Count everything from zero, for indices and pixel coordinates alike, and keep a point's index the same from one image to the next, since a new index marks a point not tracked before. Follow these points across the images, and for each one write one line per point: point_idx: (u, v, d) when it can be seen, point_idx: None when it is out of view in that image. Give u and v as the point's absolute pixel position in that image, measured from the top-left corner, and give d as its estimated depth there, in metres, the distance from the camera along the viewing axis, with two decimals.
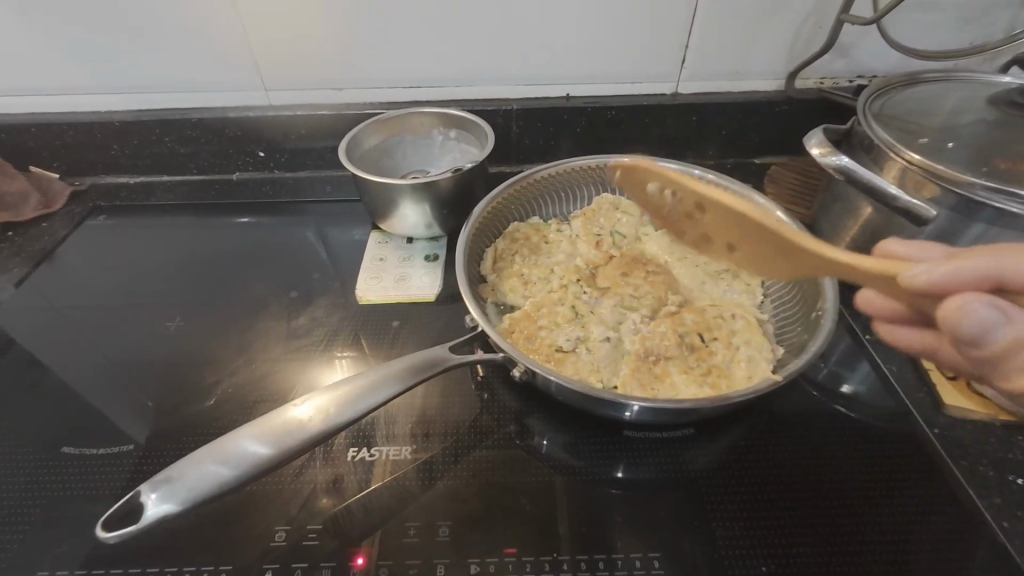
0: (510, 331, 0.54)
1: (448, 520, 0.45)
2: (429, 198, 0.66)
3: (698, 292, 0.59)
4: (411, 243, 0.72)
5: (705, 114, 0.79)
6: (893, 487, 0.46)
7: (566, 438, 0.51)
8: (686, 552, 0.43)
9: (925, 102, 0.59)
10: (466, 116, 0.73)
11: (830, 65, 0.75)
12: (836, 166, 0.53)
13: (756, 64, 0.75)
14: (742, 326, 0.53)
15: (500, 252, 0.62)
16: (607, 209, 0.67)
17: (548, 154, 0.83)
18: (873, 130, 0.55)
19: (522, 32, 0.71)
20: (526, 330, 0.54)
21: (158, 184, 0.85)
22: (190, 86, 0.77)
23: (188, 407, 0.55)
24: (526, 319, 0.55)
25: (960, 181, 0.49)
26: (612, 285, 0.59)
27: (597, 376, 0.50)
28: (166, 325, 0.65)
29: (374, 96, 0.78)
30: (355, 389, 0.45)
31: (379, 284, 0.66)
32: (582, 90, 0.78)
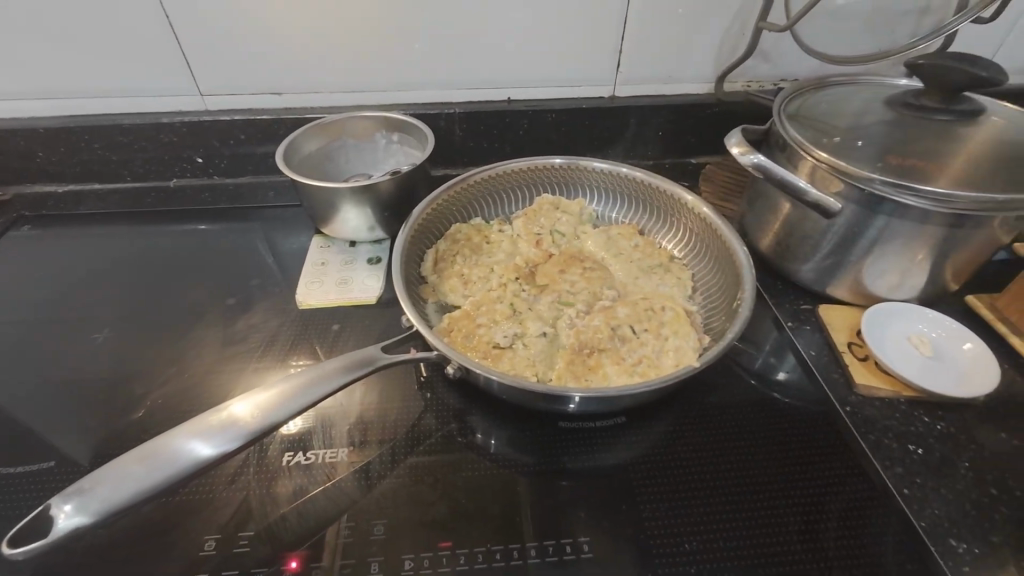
0: (448, 330, 0.55)
1: (384, 519, 0.45)
2: (369, 202, 0.66)
3: (632, 286, 0.61)
4: (354, 247, 0.72)
5: (641, 116, 0.82)
6: (809, 463, 0.49)
7: (505, 433, 0.52)
8: (615, 536, 0.45)
9: (835, 103, 0.63)
10: (407, 119, 0.73)
11: (755, 69, 0.79)
12: (753, 164, 0.57)
13: (686, 68, 0.78)
14: (671, 318, 0.56)
15: (441, 253, 0.63)
16: (548, 208, 0.69)
17: (492, 156, 0.84)
18: (787, 130, 0.59)
19: (460, 37, 0.73)
20: (464, 328, 0.55)
21: (88, 193, 0.81)
22: (120, 90, 0.74)
23: (117, 420, 0.53)
24: (465, 318, 0.56)
25: (860, 176, 0.52)
26: (549, 282, 0.61)
27: (532, 370, 0.52)
28: (96, 336, 0.63)
29: (314, 101, 0.78)
30: (285, 391, 0.45)
31: (320, 289, 0.65)
32: (522, 93, 0.79)
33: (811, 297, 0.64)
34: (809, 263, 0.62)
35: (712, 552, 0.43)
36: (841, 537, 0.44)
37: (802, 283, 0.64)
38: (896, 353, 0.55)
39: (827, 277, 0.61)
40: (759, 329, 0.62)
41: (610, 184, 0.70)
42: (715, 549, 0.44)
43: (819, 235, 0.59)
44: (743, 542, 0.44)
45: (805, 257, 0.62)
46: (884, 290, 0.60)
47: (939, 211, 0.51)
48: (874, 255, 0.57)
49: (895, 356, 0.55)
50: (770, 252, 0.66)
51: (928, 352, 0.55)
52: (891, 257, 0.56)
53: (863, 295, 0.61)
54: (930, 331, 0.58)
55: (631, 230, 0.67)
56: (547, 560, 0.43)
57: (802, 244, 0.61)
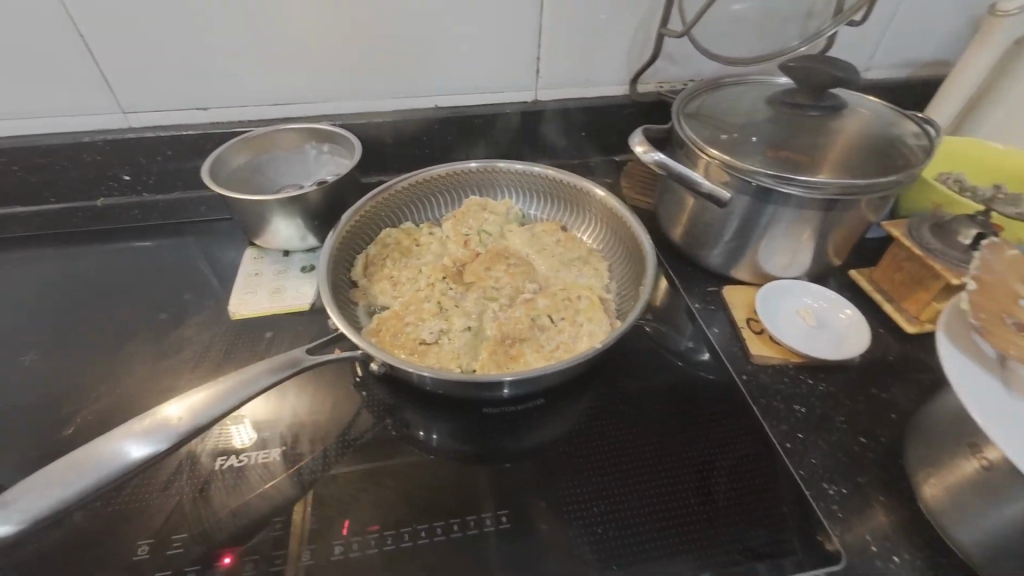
0: (377, 330, 0.58)
1: (315, 512, 0.47)
2: (299, 212, 0.68)
3: (553, 278, 0.65)
4: (288, 256, 0.73)
5: (563, 118, 0.86)
6: (710, 428, 0.54)
7: (435, 423, 0.55)
8: (533, 506, 0.48)
9: (727, 102, 0.69)
10: (335, 130, 0.75)
11: (664, 72, 0.85)
12: (654, 161, 0.62)
13: (601, 72, 0.84)
14: (586, 305, 0.60)
15: (372, 258, 0.65)
16: (475, 209, 0.72)
17: (424, 162, 0.87)
18: (684, 130, 0.65)
19: (382, 48, 0.75)
20: (393, 327, 0.58)
21: (9, 216, 0.80)
22: (37, 111, 0.74)
23: (46, 440, 0.54)
24: (394, 317, 0.59)
25: (746, 170, 0.58)
26: (476, 280, 0.65)
27: (456, 362, 0.55)
28: (21, 360, 0.62)
29: (242, 114, 0.79)
30: (210, 395, 0.46)
31: (254, 299, 0.67)
32: (448, 101, 0.83)
33: (718, 280, 0.70)
34: (713, 248, 0.67)
35: (621, 512, 0.48)
36: (732, 491, 0.49)
37: (709, 268, 0.70)
38: (786, 325, 0.61)
39: (729, 261, 0.67)
40: (671, 312, 0.67)
41: (532, 184, 0.74)
42: (623, 510, 0.48)
43: (719, 224, 0.65)
44: (648, 502, 0.48)
45: (709, 243, 0.67)
46: (777, 270, 0.66)
47: (812, 198, 0.57)
48: (766, 239, 0.63)
49: (785, 328, 0.61)
50: (681, 241, 0.71)
51: (813, 323, 0.61)
52: (780, 240, 0.62)
53: (761, 275, 0.67)
54: (815, 302, 0.64)
55: (553, 226, 0.72)
56: (469, 534, 0.46)
57: (706, 232, 0.67)
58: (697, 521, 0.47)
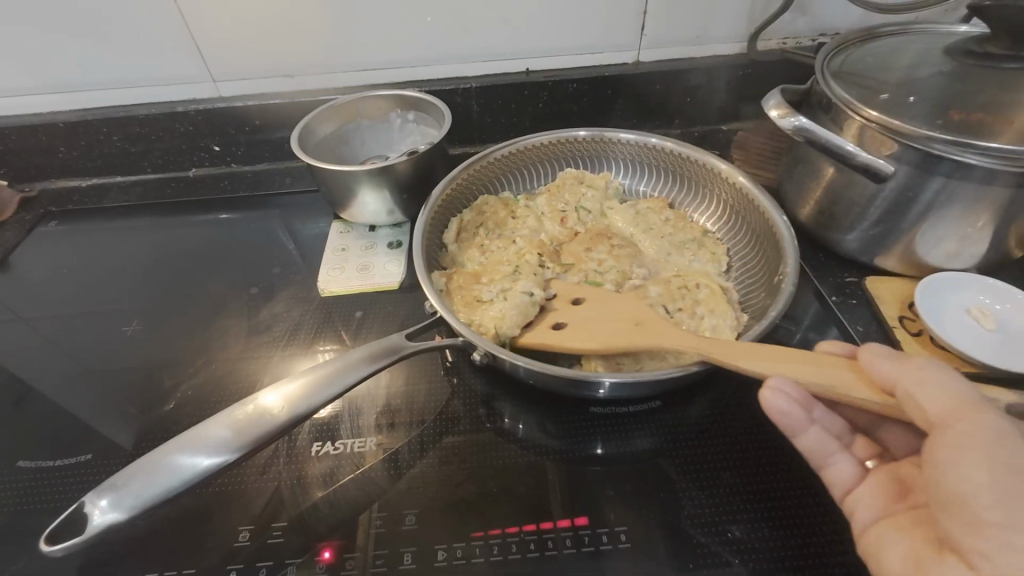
0: (451, 289, 0.55)
1: (415, 508, 0.44)
2: (387, 184, 0.64)
3: (664, 263, 0.59)
4: (375, 231, 0.70)
5: (669, 81, 0.77)
6: (860, 449, 0.47)
7: (535, 419, 0.51)
8: (653, 526, 0.43)
9: (884, 56, 0.58)
10: (422, 96, 0.71)
11: (792, 24, 0.73)
12: (795, 127, 0.52)
13: (716, 27, 0.73)
14: (707, 295, 0.53)
15: (466, 224, 0.61)
16: (571, 182, 0.66)
17: (511, 132, 0.81)
18: (832, 88, 0.54)
19: (474, 5, 0.69)
20: (462, 284, 0.56)
21: (111, 186, 0.82)
22: (134, 80, 0.74)
23: (148, 413, 0.54)
24: (471, 280, 0.56)
25: (917, 135, 0.48)
26: (575, 261, 0.58)
27: (499, 323, 0.50)
28: (125, 330, 0.63)
29: (327, 82, 0.75)
30: (314, 380, 0.44)
31: (342, 276, 0.64)
32: (541, 63, 0.76)
33: (857, 268, 0.60)
34: (857, 233, 0.57)
35: (758, 541, 0.42)
36: None
37: (847, 254, 0.60)
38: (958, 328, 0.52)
39: (876, 248, 0.57)
40: (800, 306, 0.59)
41: (639, 156, 0.67)
42: (760, 538, 0.42)
43: (868, 203, 0.55)
44: (788, 531, 0.42)
45: (851, 226, 0.57)
46: (939, 258, 0.55)
47: (1008, 171, 0.46)
48: (929, 222, 0.52)
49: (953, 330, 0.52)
50: (811, 222, 0.61)
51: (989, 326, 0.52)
52: (950, 224, 0.52)
53: (916, 265, 0.57)
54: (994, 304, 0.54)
55: (661, 204, 0.64)
56: (584, 550, 0.42)
57: (849, 213, 0.57)
58: (850, 561, 0.41)
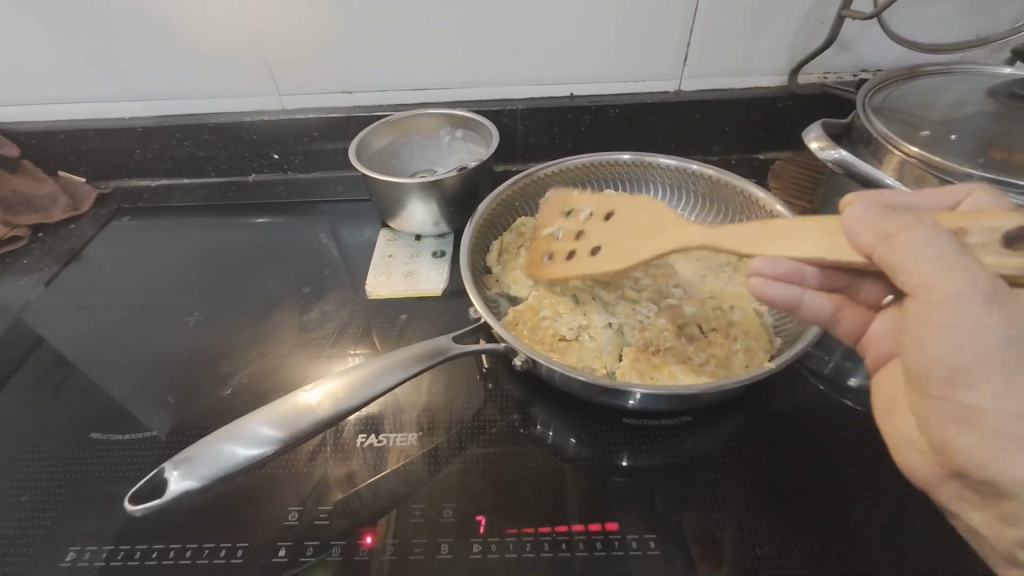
0: (513, 323, 0.56)
1: (452, 503, 0.47)
2: (436, 197, 0.68)
3: (700, 284, 0.60)
4: (419, 240, 0.74)
5: (708, 110, 0.80)
6: (890, 476, 0.48)
7: (567, 427, 0.53)
8: (682, 536, 0.44)
9: (926, 95, 0.59)
10: (472, 115, 0.75)
11: (833, 60, 0.75)
12: (834, 160, 0.54)
13: (758, 61, 0.76)
14: (741, 318, 0.55)
15: (506, 245, 0.63)
16: None
17: (553, 152, 0.85)
18: (871, 124, 0.56)
19: (526, 33, 0.73)
20: (530, 321, 0.56)
21: (178, 187, 0.88)
22: (207, 91, 0.80)
23: (207, 397, 0.58)
24: (529, 311, 0.57)
25: (958, 173, 0.49)
26: (614, 278, 0.60)
27: (601, 362, 0.52)
28: (187, 320, 0.68)
29: (383, 99, 0.81)
30: (363, 376, 0.47)
31: (388, 280, 0.68)
32: (586, 89, 0.79)
33: None
34: None
35: (785, 558, 0.43)
36: (926, 554, 0.43)
37: None
38: None
39: None
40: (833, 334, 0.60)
41: (677, 181, 0.69)
42: (787, 555, 0.43)
43: None
44: (815, 550, 0.43)
45: None
46: None
47: None
48: None
49: None
50: None
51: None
52: None
53: None
54: None
55: None
56: (614, 553, 0.43)
57: None
58: None
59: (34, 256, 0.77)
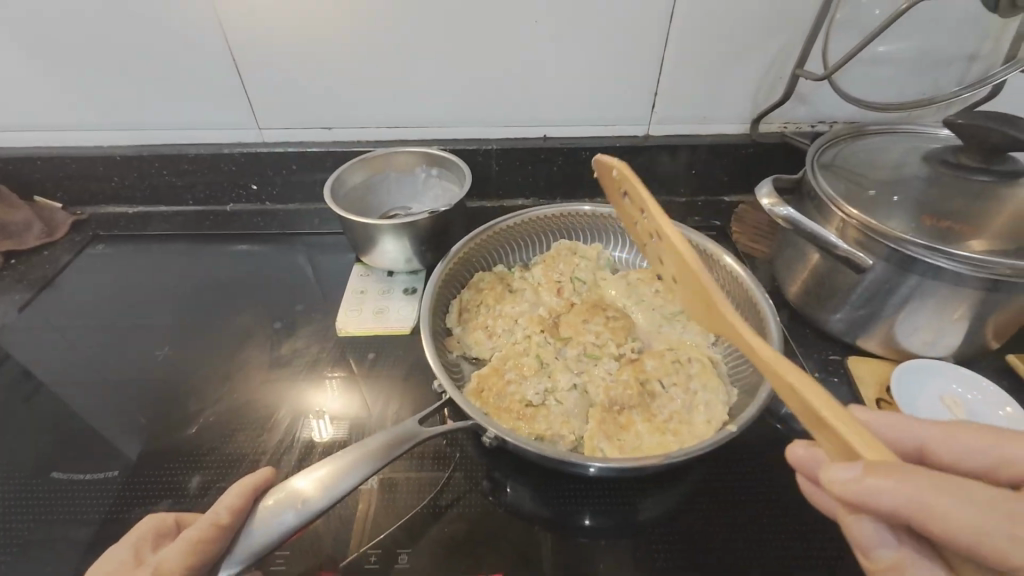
0: (479, 391, 0.55)
1: (408, 548, 0.49)
2: (408, 236, 0.70)
3: (657, 335, 0.62)
4: (392, 276, 0.76)
5: (675, 155, 0.83)
6: (825, 524, 0.51)
7: (526, 473, 0.55)
8: None
9: (871, 154, 0.63)
10: (446, 156, 0.77)
11: (792, 112, 0.80)
12: (784, 216, 0.57)
13: (721, 110, 0.80)
14: (698, 370, 0.56)
15: (466, 302, 0.64)
16: (565, 254, 0.71)
17: (526, 190, 0.88)
18: (818, 183, 0.59)
19: (500, 78, 0.76)
20: (495, 387, 0.55)
21: (155, 215, 0.89)
22: (187, 123, 0.81)
23: (171, 435, 0.58)
24: (494, 374, 0.56)
25: (893, 237, 0.52)
26: (574, 334, 0.61)
27: (569, 428, 0.52)
28: (156, 352, 0.68)
29: (362, 135, 0.82)
30: (335, 470, 0.45)
31: (359, 317, 0.69)
32: (558, 131, 0.82)
33: (841, 347, 0.64)
34: (841, 314, 0.61)
35: None
36: None
37: (832, 332, 0.64)
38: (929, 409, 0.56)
39: (860, 330, 0.61)
40: None
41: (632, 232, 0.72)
42: None
43: (849, 289, 0.59)
44: None
45: (836, 308, 0.61)
46: (915, 344, 0.59)
47: (973, 275, 0.50)
48: (907, 312, 0.56)
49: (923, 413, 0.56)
50: (801, 301, 0.66)
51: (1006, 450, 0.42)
52: (926, 315, 0.56)
53: (895, 349, 0.61)
54: (960, 388, 0.58)
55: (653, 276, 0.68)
56: None
57: (834, 296, 0.61)
58: None
59: (6, 282, 0.77)
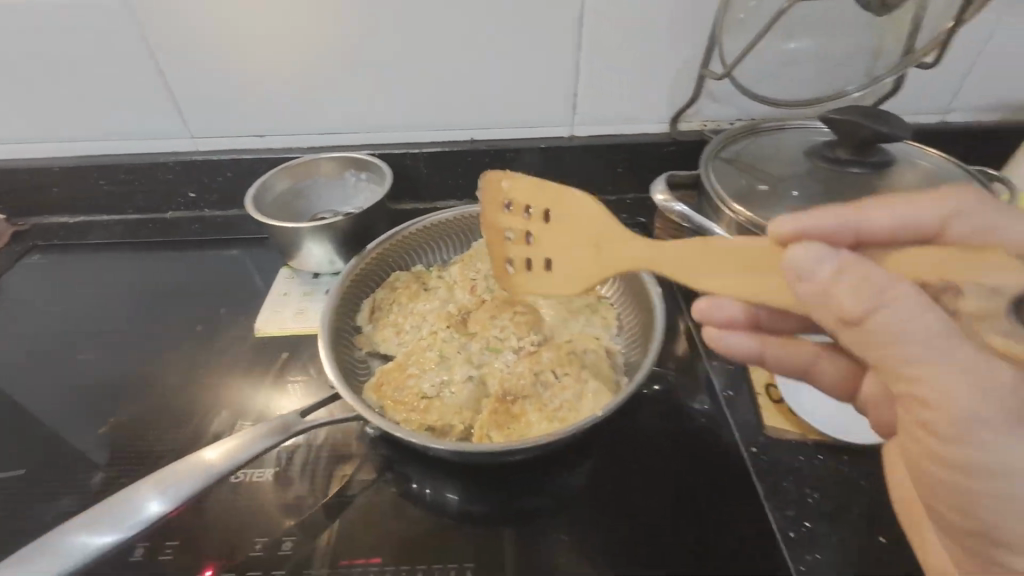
0: (379, 385, 0.57)
1: (293, 536, 0.51)
2: (328, 239, 0.72)
3: (561, 328, 0.64)
4: (317, 278, 0.77)
5: (600, 154, 0.85)
6: (706, 507, 0.52)
7: (428, 465, 0.56)
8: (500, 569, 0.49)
9: (767, 149, 0.65)
10: (369, 159, 0.79)
11: (709, 110, 0.82)
12: (675, 213, 0.59)
13: (640, 109, 0.82)
14: (593, 360, 0.58)
15: (380, 301, 0.66)
16: (484, 252, 0.73)
17: (459, 192, 0.90)
18: (709, 181, 0.61)
19: (422, 83, 0.79)
20: (395, 380, 0.57)
21: (96, 224, 0.91)
22: (122, 134, 0.83)
23: (84, 436, 0.60)
24: (396, 369, 0.58)
25: None
26: (480, 328, 0.63)
27: (460, 417, 0.54)
28: (82, 357, 0.70)
29: (293, 142, 0.85)
30: (234, 446, 0.48)
31: (278, 318, 0.71)
32: (485, 133, 0.85)
33: None
34: None
35: None
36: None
37: None
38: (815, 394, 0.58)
39: None
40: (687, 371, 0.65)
41: None
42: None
43: None
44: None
45: None
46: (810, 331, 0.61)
47: None
48: None
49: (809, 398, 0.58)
50: None
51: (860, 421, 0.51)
52: None
53: None
54: None
55: None
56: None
57: None
58: None
59: None
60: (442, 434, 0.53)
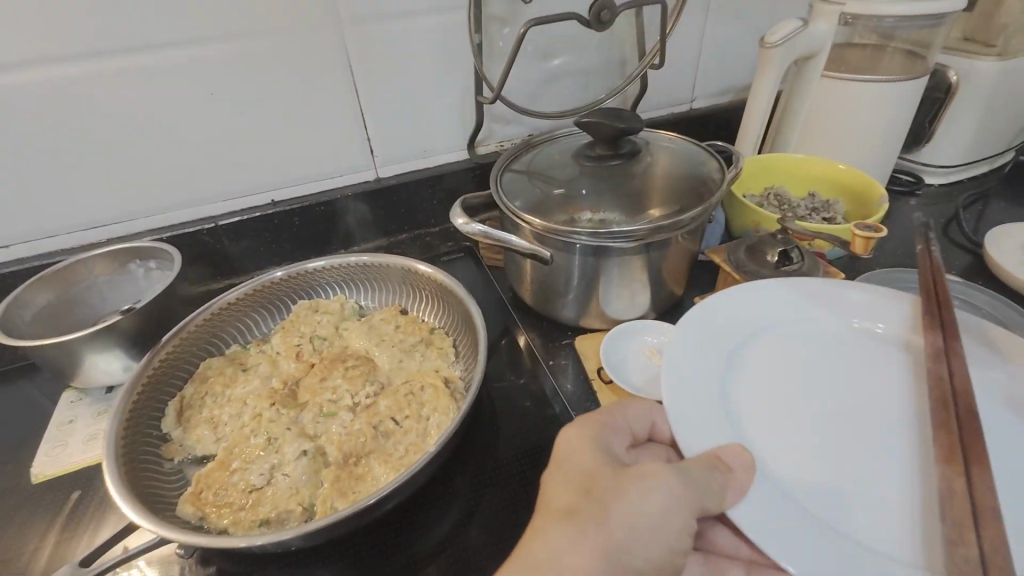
0: (197, 494, 0.50)
1: None
2: (113, 344, 0.63)
3: (397, 371, 0.62)
4: (112, 392, 0.67)
5: (410, 190, 0.86)
6: None
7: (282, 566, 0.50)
8: None
9: (549, 158, 0.70)
10: (149, 246, 0.71)
11: (501, 131, 0.87)
12: (476, 233, 0.61)
13: (437, 141, 0.85)
14: (430, 396, 0.57)
15: (188, 400, 0.58)
16: (306, 314, 0.68)
17: (274, 257, 0.84)
18: (502, 198, 0.64)
19: (200, 153, 0.73)
20: (215, 482, 0.51)
21: None
22: None
23: None
24: (218, 469, 0.52)
25: (562, 232, 0.58)
26: (310, 398, 0.59)
27: (298, 499, 0.49)
28: None
29: (51, 244, 0.72)
30: None
31: (60, 454, 0.60)
32: (286, 192, 0.81)
33: (573, 330, 0.71)
34: (559, 302, 0.67)
35: None
36: None
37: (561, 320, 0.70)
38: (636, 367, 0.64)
39: (576, 311, 0.68)
40: (529, 377, 0.67)
41: (366, 275, 0.72)
42: None
43: (553, 280, 0.65)
44: None
45: (553, 299, 0.67)
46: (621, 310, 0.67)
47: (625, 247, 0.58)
48: (602, 287, 0.64)
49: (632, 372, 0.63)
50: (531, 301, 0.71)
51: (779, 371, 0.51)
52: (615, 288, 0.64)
53: (608, 320, 0.68)
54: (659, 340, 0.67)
55: (394, 312, 0.69)
56: None
57: (549, 289, 0.67)
58: None
59: None
60: (279, 525, 0.48)
